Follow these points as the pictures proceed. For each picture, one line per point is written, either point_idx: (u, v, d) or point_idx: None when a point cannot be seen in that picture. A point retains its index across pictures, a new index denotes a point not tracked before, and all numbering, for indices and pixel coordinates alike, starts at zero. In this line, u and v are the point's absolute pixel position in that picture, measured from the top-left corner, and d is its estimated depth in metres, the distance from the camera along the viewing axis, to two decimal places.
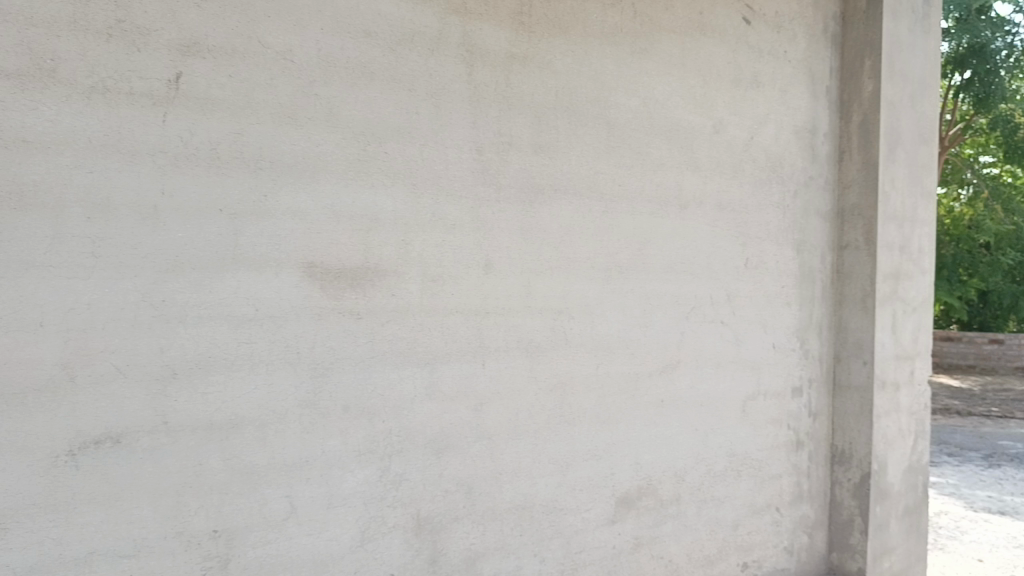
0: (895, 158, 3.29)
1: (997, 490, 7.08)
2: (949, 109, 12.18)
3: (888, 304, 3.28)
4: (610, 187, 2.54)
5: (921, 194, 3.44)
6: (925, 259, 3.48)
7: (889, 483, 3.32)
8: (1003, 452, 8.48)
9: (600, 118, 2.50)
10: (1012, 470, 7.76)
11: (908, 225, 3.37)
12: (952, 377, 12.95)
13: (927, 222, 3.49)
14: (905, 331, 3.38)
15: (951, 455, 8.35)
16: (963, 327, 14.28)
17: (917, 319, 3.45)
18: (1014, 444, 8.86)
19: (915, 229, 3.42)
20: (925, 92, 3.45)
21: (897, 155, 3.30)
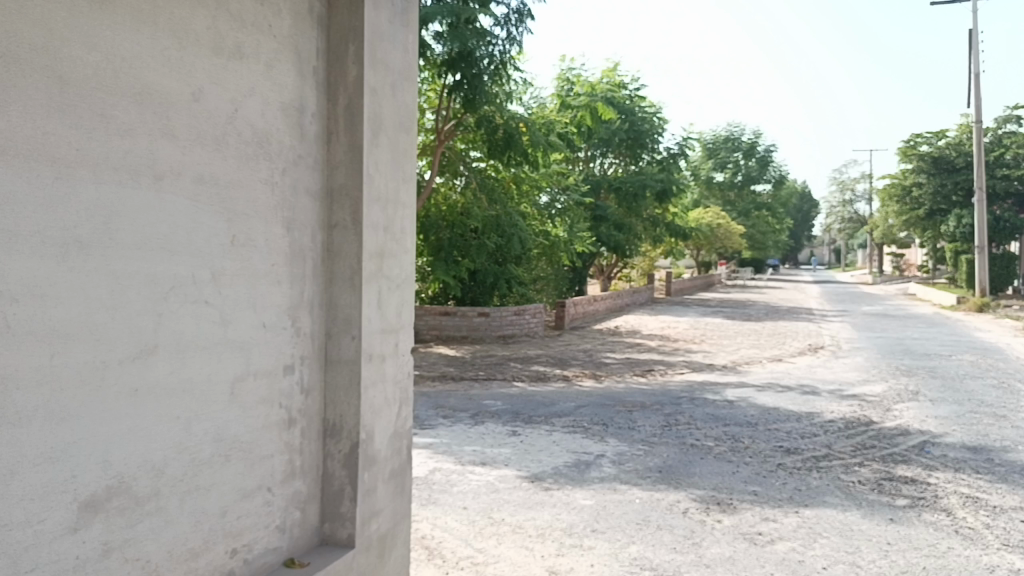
0: (377, 143, 3.49)
1: (480, 445, 8.12)
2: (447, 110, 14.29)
3: (373, 281, 3.46)
4: (64, 152, 2.22)
5: (402, 179, 3.71)
6: (406, 239, 3.76)
7: (376, 450, 3.52)
8: (485, 411, 9.74)
9: (47, 70, 2.17)
10: (491, 426, 8.97)
11: (391, 207, 3.61)
12: (449, 350, 14.59)
13: (407, 205, 3.78)
14: (389, 306, 3.61)
15: (445, 418, 9.34)
16: (457, 303, 16.67)
17: (400, 295, 3.71)
18: (494, 403, 10.26)
19: (397, 211, 3.66)
20: (404, 84, 3.72)
21: (379, 140, 3.51)
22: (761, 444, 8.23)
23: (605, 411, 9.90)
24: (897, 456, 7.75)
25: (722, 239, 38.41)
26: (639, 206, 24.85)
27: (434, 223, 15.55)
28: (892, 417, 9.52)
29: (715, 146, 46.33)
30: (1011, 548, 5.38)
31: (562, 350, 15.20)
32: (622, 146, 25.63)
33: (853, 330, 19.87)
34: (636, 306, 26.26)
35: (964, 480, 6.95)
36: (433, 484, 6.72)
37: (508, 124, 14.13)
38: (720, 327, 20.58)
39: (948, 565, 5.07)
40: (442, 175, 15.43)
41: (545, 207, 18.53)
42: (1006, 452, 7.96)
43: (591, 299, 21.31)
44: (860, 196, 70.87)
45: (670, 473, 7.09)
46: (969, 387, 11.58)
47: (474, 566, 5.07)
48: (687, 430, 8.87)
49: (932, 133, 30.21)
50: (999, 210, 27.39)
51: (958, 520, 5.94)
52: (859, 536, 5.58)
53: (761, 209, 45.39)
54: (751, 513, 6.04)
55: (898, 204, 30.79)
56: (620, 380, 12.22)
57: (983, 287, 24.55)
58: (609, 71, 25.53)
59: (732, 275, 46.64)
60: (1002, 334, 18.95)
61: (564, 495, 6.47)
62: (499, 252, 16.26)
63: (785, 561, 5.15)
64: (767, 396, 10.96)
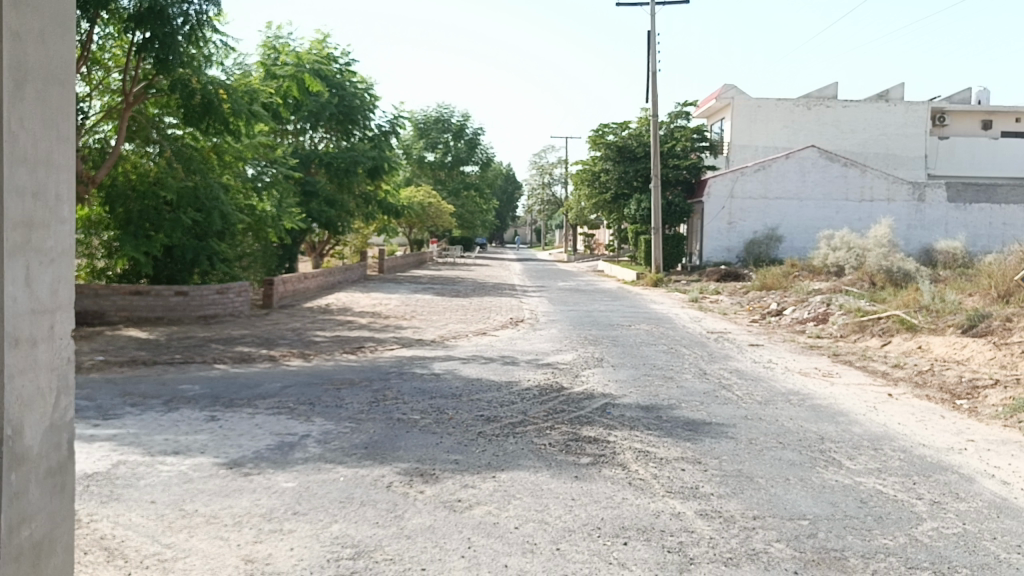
0: (22, 97, 3.04)
1: (172, 433, 7.55)
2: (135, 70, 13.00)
3: (20, 255, 3.03)
4: None
5: (55, 139, 3.27)
6: (63, 207, 3.34)
7: (26, 447, 3.10)
8: (180, 397, 9.08)
9: None
10: (186, 412, 8.37)
11: (41, 170, 3.17)
12: (141, 333, 13.38)
13: (63, 169, 3.35)
14: (42, 284, 3.18)
15: (133, 406, 8.56)
16: (150, 282, 15.28)
17: (55, 272, 3.28)
18: (191, 388, 9.60)
19: (49, 175, 3.23)
20: (55, 31, 3.27)
21: (25, 93, 3.06)
22: (464, 414, 8.54)
23: (311, 390, 9.68)
24: (583, 418, 8.45)
25: (433, 218, 39.21)
26: (350, 181, 24.50)
27: (121, 194, 14.07)
28: (580, 383, 10.35)
29: (426, 127, 46.43)
30: (673, 493, 6.09)
31: (269, 329, 14.60)
32: (332, 120, 25.07)
33: (549, 303, 21.31)
34: (348, 283, 26.00)
35: (637, 436, 7.76)
36: (116, 478, 6.12)
37: (205, 88, 13.13)
38: (430, 303, 21.01)
39: (622, 514, 5.62)
40: (131, 142, 14.01)
41: (250, 180, 17.58)
42: (672, 409, 9.00)
43: (300, 276, 20.69)
44: (558, 180, 76.04)
45: (375, 449, 7.10)
46: (645, 352, 12.94)
47: (161, 563, 4.70)
48: (394, 405, 8.95)
49: (618, 124, 33.18)
50: (672, 195, 30.82)
51: (631, 472, 6.60)
52: (548, 495, 5.99)
53: (469, 189, 46.98)
54: (452, 482, 6.23)
55: (589, 187, 33.47)
56: (328, 358, 12.02)
57: (659, 264, 27.53)
58: (317, 42, 24.80)
59: (442, 252, 47.84)
60: (672, 305, 21.42)
61: (264, 480, 6.22)
62: (199, 227, 15.13)
63: (481, 525, 5.38)
64: (471, 368, 11.39)
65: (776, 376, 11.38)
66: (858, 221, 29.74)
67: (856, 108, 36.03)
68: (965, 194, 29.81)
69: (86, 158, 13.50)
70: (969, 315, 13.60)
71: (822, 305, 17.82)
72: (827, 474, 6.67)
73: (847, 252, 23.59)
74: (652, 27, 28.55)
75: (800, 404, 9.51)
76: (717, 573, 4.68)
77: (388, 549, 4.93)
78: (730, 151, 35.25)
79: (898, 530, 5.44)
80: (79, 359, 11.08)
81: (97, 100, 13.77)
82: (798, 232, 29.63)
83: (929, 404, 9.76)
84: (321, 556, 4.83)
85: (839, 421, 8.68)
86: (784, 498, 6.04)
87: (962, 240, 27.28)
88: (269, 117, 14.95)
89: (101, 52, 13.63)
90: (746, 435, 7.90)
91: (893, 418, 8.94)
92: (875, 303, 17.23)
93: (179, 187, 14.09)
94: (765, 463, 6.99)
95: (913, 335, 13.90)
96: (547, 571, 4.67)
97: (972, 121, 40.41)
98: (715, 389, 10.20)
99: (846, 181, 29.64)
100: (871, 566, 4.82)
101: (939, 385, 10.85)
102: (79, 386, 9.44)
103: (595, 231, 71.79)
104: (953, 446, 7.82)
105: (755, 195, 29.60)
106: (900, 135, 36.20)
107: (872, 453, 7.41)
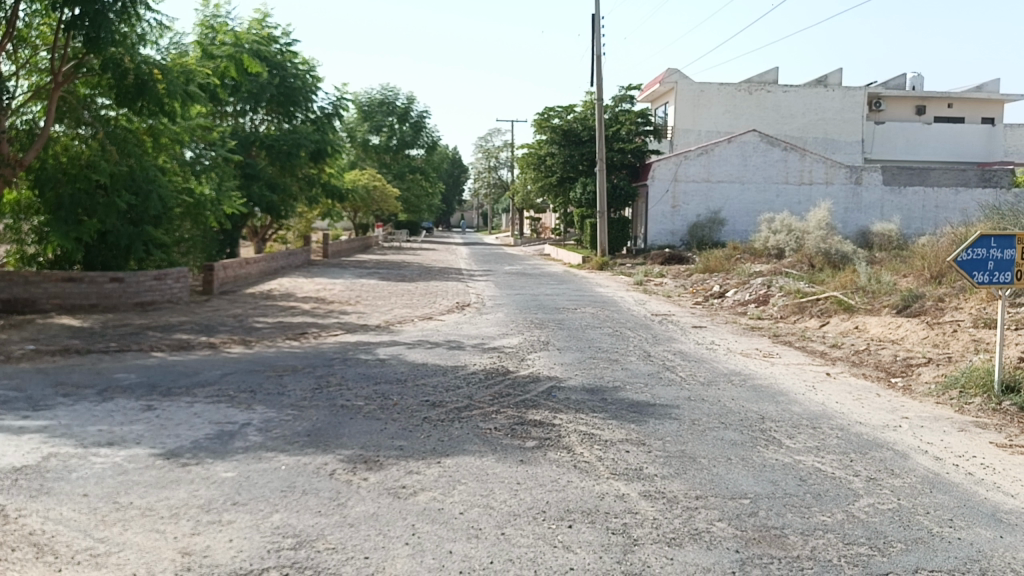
0: None
1: (106, 424, 7.30)
2: (64, 48, 12.48)
3: None
4: None
5: None
6: None
7: None
8: (115, 387, 8.79)
9: None
10: (122, 402, 8.12)
11: None
12: (74, 321, 12.92)
13: None
14: None
15: (65, 397, 8.25)
16: (83, 268, 14.77)
17: None
18: (127, 377, 9.32)
19: None
20: None
21: None
22: (409, 399, 8.45)
23: (253, 377, 9.47)
24: (529, 402, 8.43)
25: (377, 202, 38.71)
26: (292, 165, 24.01)
27: (51, 178, 13.52)
28: (526, 366, 10.34)
29: (370, 110, 45.75)
30: (617, 475, 6.11)
31: (209, 315, 14.25)
32: (273, 102, 24.51)
33: (496, 287, 21.24)
34: (291, 268, 25.53)
35: (582, 419, 7.77)
36: (47, 472, 5.88)
37: (139, 68, 12.69)
38: (375, 288, 20.77)
39: (568, 497, 5.61)
40: (61, 123, 13.46)
41: (188, 163, 17.09)
42: (617, 392, 9.05)
43: (241, 261, 20.24)
44: (504, 163, 75.77)
45: (318, 437, 6.97)
46: (590, 335, 12.98)
47: (93, 559, 4.53)
48: (338, 391, 8.81)
49: (563, 107, 33.17)
50: (617, 179, 30.98)
51: (576, 455, 6.61)
52: (493, 480, 5.95)
53: (415, 173, 46.52)
54: (396, 469, 6.15)
55: (535, 171, 33.43)
56: (270, 345, 11.79)
57: (604, 247, 27.69)
58: (257, 21, 24.19)
59: (388, 236, 47.33)
60: (616, 288, 21.54)
61: (203, 470, 6.05)
62: (134, 212, 14.65)
63: (426, 511, 5.31)
64: (416, 353, 11.29)
65: (718, 356, 11.55)
66: (797, 204, 30.33)
67: (796, 93, 36.64)
68: (900, 177, 30.62)
69: (13, 141, 12.93)
70: (903, 295, 13.97)
71: (762, 287, 18.13)
72: (768, 453, 6.77)
73: (788, 235, 24.03)
74: (597, 9, 28.54)
75: (742, 384, 9.65)
76: (661, 553, 4.71)
77: (331, 538, 4.84)
78: (674, 135, 35.55)
79: (836, 507, 5.54)
80: (8, 348, 10.65)
81: (25, 80, 13.18)
82: (741, 216, 30.06)
83: (866, 383, 10.01)
84: (262, 547, 4.71)
85: (778, 401, 8.84)
86: (726, 477, 6.11)
87: (897, 223, 28.04)
88: (206, 98, 14.52)
89: (28, 29, 13.05)
90: (689, 416, 7.97)
91: (830, 397, 9.13)
92: (814, 285, 17.58)
93: (113, 171, 13.60)
94: (707, 443, 7.06)
95: (850, 316, 14.23)
96: (492, 556, 4.64)
97: (907, 106, 41.48)
98: (659, 371, 10.29)
99: (787, 165, 30.17)
100: (810, 543, 4.91)
101: (876, 364, 11.12)
102: (7, 377, 9.08)
103: (541, 215, 71.88)
104: (888, 423, 8.01)
105: (698, 179, 29.93)
106: (838, 120, 36.95)
107: (811, 431, 7.54)
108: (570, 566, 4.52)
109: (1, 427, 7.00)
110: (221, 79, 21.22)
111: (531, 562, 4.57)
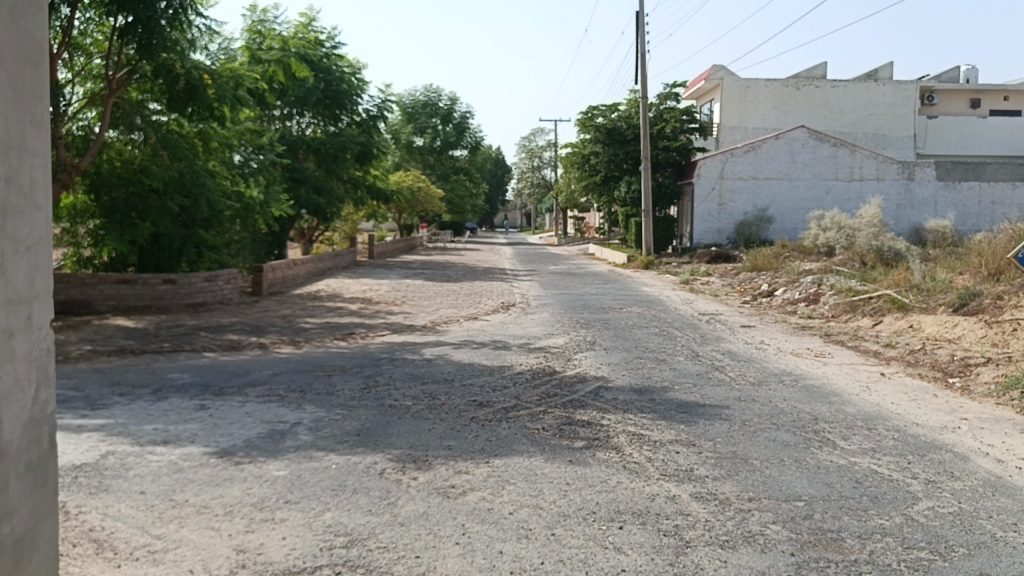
0: None
1: (161, 423, 7.43)
2: (118, 55, 12.77)
3: None
4: None
5: (28, 122, 3.15)
6: (37, 193, 3.22)
7: (6, 442, 3.00)
8: (169, 386, 8.96)
9: None
10: (176, 401, 8.28)
11: (14, 154, 3.05)
12: (129, 322, 13.22)
13: (38, 152, 3.23)
14: (17, 272, 3.06)
15: (121, 396, 8.43)
16: (137, 270, 15.09)
17: (31, 260, 3.17)
18: (180, 376, 9.49)
19: (23, 159, 3.11)
20: (25, 8, 3.13)
21: None
22: (456, 399, 8.46)
23: (302, 377, 9.58)
24: (576, 402, 8.38)
25: (422, 203, 38.93)
26: (339, 168, 24.28)
27: (106, 182, 13.85)
28: (572, 366, 10.28)
29: (414, 112, 46.08)
30: (667, 476, 6.03)
31: (258, 316, 14.46)
32: (319, 106, 24.79)
33: (540, 287, 21.22)
34: (337, 269, 25.81)
35: (630, 419, 7.70)
36: (105, 469, 6.01)
37: (189, 74, 12.94)
38: (420, 288, 20.90)
39: (617, 498, 5.56)
40: (115, 129, 13.75)
41: (237, 167, 17.34)
42: (665, 392, 8.94)
43: (289, 263, 20.51)
44: (547, 163, 75.61)
45: (367, 436, 7.01)
46: (636, 335, 12.88)
47: (151, 555, 4.61)
48: (385, 391, 8.85)
49: (607, 106, 32.97)
50: (661, 177, 30.74)
51: (625, 456, 6.54)
52: (542, 480, 5.92)
53: (458, 174, 46.70)
54: (445, 469, 6.15)
55: (579, 170, 33.31)
56: (318, 345, 11.91)
57: (649, 246, 27.47)
58: (303, 25, 24.47)
59: (432, 238, 47.67)
60: (662, 287, 21.36)
61: (256, 469, 6.12)
62: (185, 215, 14.96)
63: (475, 511, 5.30)
64: (462, 353, 11.30)
65: (768, 356, 11.37)
66: (847, 201, 29.74)
67: (844, 88, 35.97)
68: (954, 172, 29.85)
69: (70, 146, 13.25)
70: (959, 293, 13.58)
71: (813, 286, 17.82)
72: (821, 455, 6.63)
73: (837, 233, 23.60)
74: (641, 7, 28.33)
75: (793, 384, 9.49)
76: (713, 556, 4.63)
77: (381, 537, 4.85)
78: (719, 133, 35.15)
79: (894, 510, 5.39)
80: (66, 349, 10.92)
81: (80, 87, 13.51)
82: (789, 213, 29.60)
83: (922, 383, 9.75)
84: (314, 545, 4.75)
85: (832, 401, 8.65)
86: (779, 479, 5.99)
87: (951, 219, 27.32)
88: (255, 102, 14.74)
89: (83, 37, 13.36)
90: (740, 417, 7.85)
91: (884, 398, 8.93)
92: (866, 283, 17.20)
93: (165, 174, 13.89)
94: (759, 445, 6.94)
95: (905, 315, 13.88)
96: (543, 557, 4.61)
97: (961, 100, 40.49)
98: (708, 371, 10.16)
99: (837, 161, 29.61)
100: (867, 547, 4.78)
101: (931, 363, 10.85)
102: (65, 376, 9.30)
103: (586, 215, 71.60)
104: (946, 424, 7.79)
105: (745, 176, 29.53)
106: (889, 115, 36.17)
107: (866, 433, 7.36)
108: (621, 568, 4.47)
109: (61, 425, 7.17)
110: (269, 84, 21.55)
111: (582, 563, 4.53)
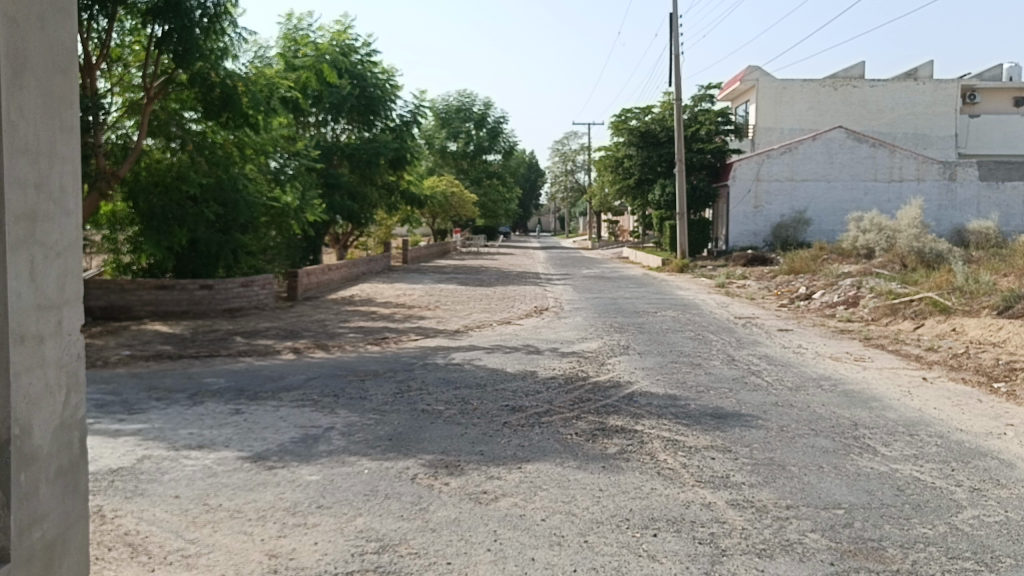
0: (21, 84, 2.92)
1: (196, 427, 7.47)
2: (155, 64, 12.95)
3: (22, 249, 2.90)
4: None
5: (57, 129, 3.16)
6: (67, 199, 3.24)
7: (36, 446, 3.01)
8: (205, 391, 9.03)
9: None
10: (212, 406, 8.32)
11: (44, 161, 3.07)
12: (165, 327, 13.38)
13: (67, 159, 3.25)
14: (47, 277, 3.07)
15: (158, 401, 8.52)
16: (175, 276, 15.36)
17: (60, 265, 3.18)
18: (216, 381, 9.56)
19: (52, 166, 3.13)
20: (55, 16, 3.16)
21: (24, 80, 2.93)
22: (489, 404, 8.41)
23: (335, 382, 9.60)
24: (609, 408, 8.26)
25: (455, 207, 39.03)
26: (372, 172, 24.40)
27: (143, 189, 13.89)
28: (606, 371, 10.17)
29: (447, 117, 46.24)
30: (703, 483, 5.91)
31: (293, 320, 14.59)
32: (353, 112, 24.86)
33: (574, 291, 21.13)
34: (371, 274, 25.98)
35: (665, 425, 7.57)
36: (141, 474, 6.06)
37: (224, 82, 13.03)
38: (453, 292, 20.89)
39: (651, 505, 5.46)
40: (153, 137, 13.86)
41: (273, 173, 17.45)
42: (699, 398, 8.78)
43: (324, 268, 20.66)
44: (580, 167, 75.12)
45: (399, 441, 6.99)
46: (670, 339, 12.72)
47: (184, 560, 4.61)
48: (418, 396, 8.84)
49: (640, 109, 32.77)
50: (696, 179, 30.45)
51: (659, 462, 6.43)
52: (575, 486, 5.84)
53: (491, 178, 46.67)
54: (477, 474, 6.10)
55: (612, 174, 33.20)
56: (352, 350, 11.94)
57: (683, 249, 27.16)
58: (337, 33, 24.74)
59: (466, 243, 47.59)
60: (698, 290, 21.20)
61: (288, 473, 6.13)
62: (222, 220, 15.09)
63: (507, 517, 5.24)
64: (494, 358, 11.25)
65: (806, 361, 11.15)
66: (887, 201, 29.26)
67: (883, 87, 35.36)
68: (998, 172, 29.21)
69: (109, 155, 13.37)
70: (1004, 296, 13.19)
71: (852, 288, 17.53)
72: (861, 462, 6.46)
73: (877, 234, 23.16)
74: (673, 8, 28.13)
75: (832, 390, 9.26)
76: (749, 565, 4.51)
77: (413, 543, 4.82)
78: (755, 134, 34.81)
79: (938, 519, 5.23)
80: (106, 354, 11.06)
81: (118, 96, 13.64)
82: (827, 215, 29.22)
83: (965, 389, 9.45)
84: (345, 551, 4.71)
85: (872, 407, 8.43)
86: (818, 487, 5.85)
87: (993, 220, 26.70)
88: (288, 111, 14.89)
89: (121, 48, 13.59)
90: (777, 423, 7.68)
91: (926, 403, 8.71)
92: (907, 285, 16.91)
93: (201, 181, 13.97)
94: (797, 451, 6.78)
95: (947, 318, 13.55)
96: (576, 564, 4.53)
97: (1002, 99, 39.72)
98: (744, 376, 9.98)
99: (876, 161, 29.14)
100: (910, 557, 4.63)
101: (975, 368, 10.54)
102: (104, 381, 9.42)
103: (622, 221, 71.04)
104: (991, 431, 7.56)
105: (781, 178, 29.16)
106: (930, 114, 35.46)
107: (908, 440, 7.16)
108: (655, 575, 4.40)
109: (98, 430, 7.24)
110: (303, 90, 21.77)
111: (616, 571, 4.45)
